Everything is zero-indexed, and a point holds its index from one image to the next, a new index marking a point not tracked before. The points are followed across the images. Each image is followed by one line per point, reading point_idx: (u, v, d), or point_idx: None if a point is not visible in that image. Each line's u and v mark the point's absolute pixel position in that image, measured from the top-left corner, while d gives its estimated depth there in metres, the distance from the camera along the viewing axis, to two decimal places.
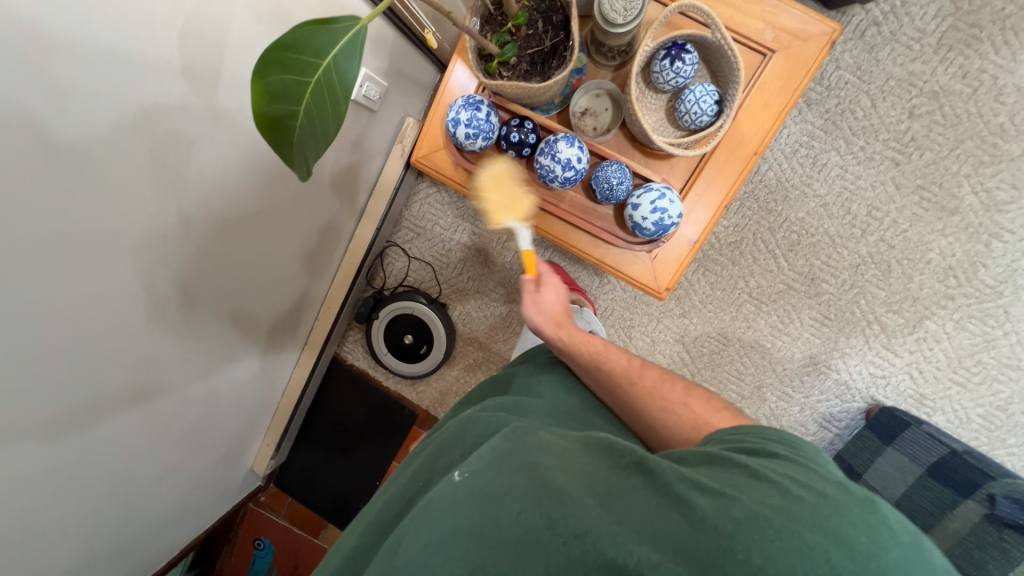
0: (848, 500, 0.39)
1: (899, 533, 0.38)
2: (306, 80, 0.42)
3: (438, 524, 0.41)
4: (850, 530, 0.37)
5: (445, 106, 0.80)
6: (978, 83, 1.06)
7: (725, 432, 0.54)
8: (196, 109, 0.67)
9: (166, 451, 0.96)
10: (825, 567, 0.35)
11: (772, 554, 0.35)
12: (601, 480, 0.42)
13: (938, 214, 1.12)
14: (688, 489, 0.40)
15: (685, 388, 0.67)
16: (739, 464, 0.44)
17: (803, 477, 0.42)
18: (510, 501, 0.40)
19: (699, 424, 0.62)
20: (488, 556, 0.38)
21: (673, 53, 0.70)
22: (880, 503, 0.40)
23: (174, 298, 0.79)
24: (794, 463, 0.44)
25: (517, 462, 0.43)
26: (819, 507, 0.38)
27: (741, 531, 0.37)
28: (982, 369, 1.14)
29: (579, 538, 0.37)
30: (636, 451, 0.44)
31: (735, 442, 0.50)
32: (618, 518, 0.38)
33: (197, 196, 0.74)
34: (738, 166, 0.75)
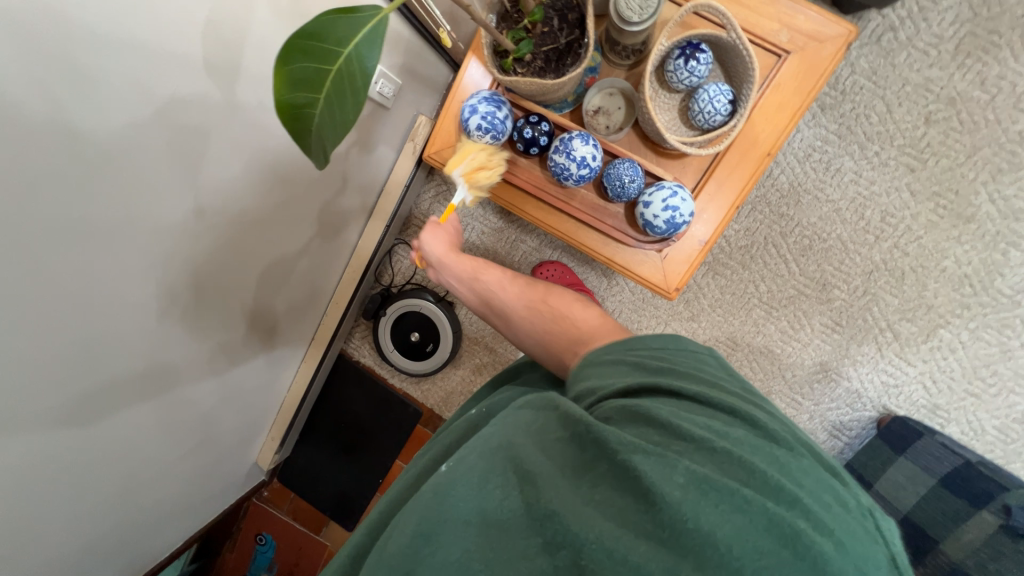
0: (759, 445, 0.43)
1: (793, 458, 0.43)
2: (327, 67, 0.42)
3: (423, 515, 0.39)
4: (776, 475, 0.39)
5: (458, 103, 0.81)
6: (997, 89, 1.05)
7: (616, 357, 0.56)
8: (213, 100, 0.68)
9: (174, 441, 0.97)
10: (772, 525, 0.36)
11: (724, 518, 0.36)
12: (567, 459, 0.41)
13: (954, 222, 1.10)
14: (635, 457, 0.39)
15: (550, 290, 0.75)
16: (665, 420, 0.43)
17: (719, 427, 0.44)
18: (493, 487, 0.40)
19: (558, 317, 0.71)
20: (471, 545, 0.38)
21: (688, 52, 0.70)
22: (767, 425, 0.45)
23: (186, 288, 0.80)
24: (703, 407, 0.46)
25: (494, 443, 0.43)
26: (750, 462, 0.40)
27: (690, 497, 0.36)
28: (998, 380, 1.12)
29: (550, 519, 0.37)
30: (578, 420, 0.42)
31: (633, 376, 0.51)
32: (584, 497, 0.38)
33: (214, 188, 0.75)
34: (751, 167, 0.75)
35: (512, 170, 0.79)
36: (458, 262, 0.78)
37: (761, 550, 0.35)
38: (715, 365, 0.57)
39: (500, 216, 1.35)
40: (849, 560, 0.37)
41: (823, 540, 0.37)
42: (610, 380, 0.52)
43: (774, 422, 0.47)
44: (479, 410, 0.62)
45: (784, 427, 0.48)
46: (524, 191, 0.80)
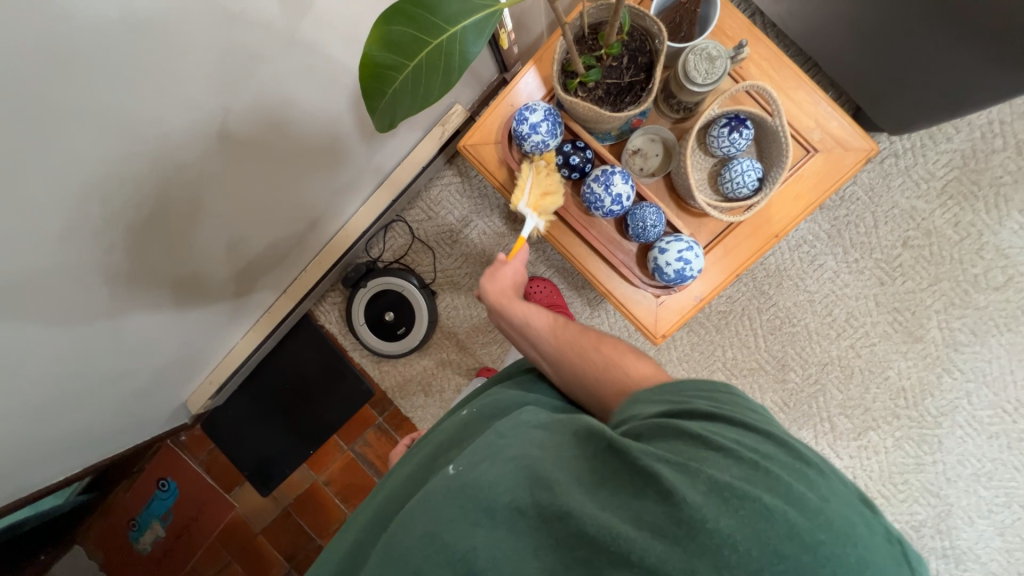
0: (787, 461, 0.43)
1: (828, 479, 0.43)
2: (425, 40, 0.42)
3: (433, 516, 0.44)
4: (797, 486, 0.41)
5: (507, 106, 0.82)
6: (966, 234, 1.18)
7: (659, 391, 0.56)
8: (273, 28, 0.68)
9: (114, 360, 0.91)
10: (788, 531, 0.38)
11: (741, 522, 0.38)
12: (585, 469, 0.45)
13: (904, 338, 1.22)
14: (656, 463, 0.43)
15: (599, 338, 0.71)
16: (695, 435, 0.46)
17: (748, 442, 0.45)
18: (503, 491, 0.43)
19: (610, 364, 0.67)
20: (484, 542, 0.42)
21: (733, 124, 0.75)
22: (797, 444, 0.45)
23: (186, 207, 0.76)
24: (736, 426, 0.47)
25: (508, 455, 0.47)
26: (771, 473, 0.41)
27: (709, 500, 0.39)
28: (907, 488, 1.22)
29: (564, 519, 0.41)
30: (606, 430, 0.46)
31: (667, 401, 0.53)
32: (599, 500, 0.42)
33: (244, 113, 0.73)
34: (758, 243, 0.80)
35: None
36: (509, 305, 0.77)
37: (780, 554, 0.37)
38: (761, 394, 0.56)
39: (506, 222, 1.36)
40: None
41: (842, 552, 0.38)
42: (646, 408, 0.54)
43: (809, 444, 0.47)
44: (473, 410, 0.67)
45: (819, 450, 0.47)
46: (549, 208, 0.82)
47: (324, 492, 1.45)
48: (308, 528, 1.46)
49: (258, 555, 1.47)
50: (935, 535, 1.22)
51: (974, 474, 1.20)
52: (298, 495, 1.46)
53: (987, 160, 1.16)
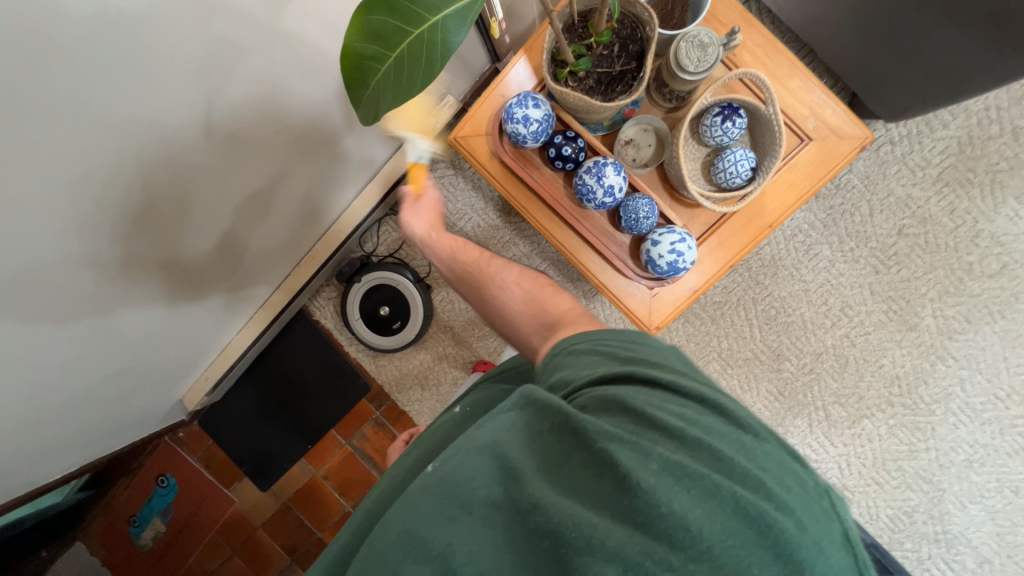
0: (729, 433, 0.44)
1: (765, 445, 0.44)
2: (407, 29, 0.41)
3: (411, 513, 0.44)
4: (739, 459, 0.42)
5: (498, 96, 0.81)
6: (961, 221, 1.18)
7: (590, 345, 0.56)
8: (256, 19, 0.66)
9: (106, 359, 0.90)
10: (735, 506, 0.39)
11: (693, 503, 0.39)
12: (548, 453, 0.45)
13: (899, 326, 1.22)
14: (608, 444, 0.42)
15: (520, 272, 0.80)
16: (641, 408, 0.45)
17: (690, 413, 0.45)
18: (478, 485, 0.43)
19: (528, 297, 0.74)
20: (459, 537, 0.42)
21: (726, 113, 0.74)
22: (737, 412, 0.46)
23: (174, 205, 0.75)
24: (676, 394, 0.48)
25: (481, 442, 0.46)
26: (715, 447, 0.42)
27: (662, 483, 0.39)
28: (900, 475, 1.24)
29: (534, 510, 0.41)
30: (557, 411, 0.45)
31: (607, 365, 0.52)
32: (564, 489, 0.42)
33: (229, 110, 0.72)
34: (752, 233, 0.79)
35: (535, 175, 0.80)
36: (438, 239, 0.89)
37: (730, 532, 0.38)
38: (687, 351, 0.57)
39: (500, 214, 1.35)
40: (812, 542, 0.39)
41: (788, 522, 0.39)
42: (583, 369, 0.53)
43: (749, 411, 0.48)
44: (467, 407, 0.68)
45: (760, 416, 0.48)
46: (540, 200, 0.82)
47: (321, 486, 1.46)
48: (307, 522, 1.47)
49: (257, 549, 1.48)
50: (928, 521, 1.23)
51: (967, 460, 1.22)
52: (297, 489, 1.47)
53: (984, 146, 1.16)
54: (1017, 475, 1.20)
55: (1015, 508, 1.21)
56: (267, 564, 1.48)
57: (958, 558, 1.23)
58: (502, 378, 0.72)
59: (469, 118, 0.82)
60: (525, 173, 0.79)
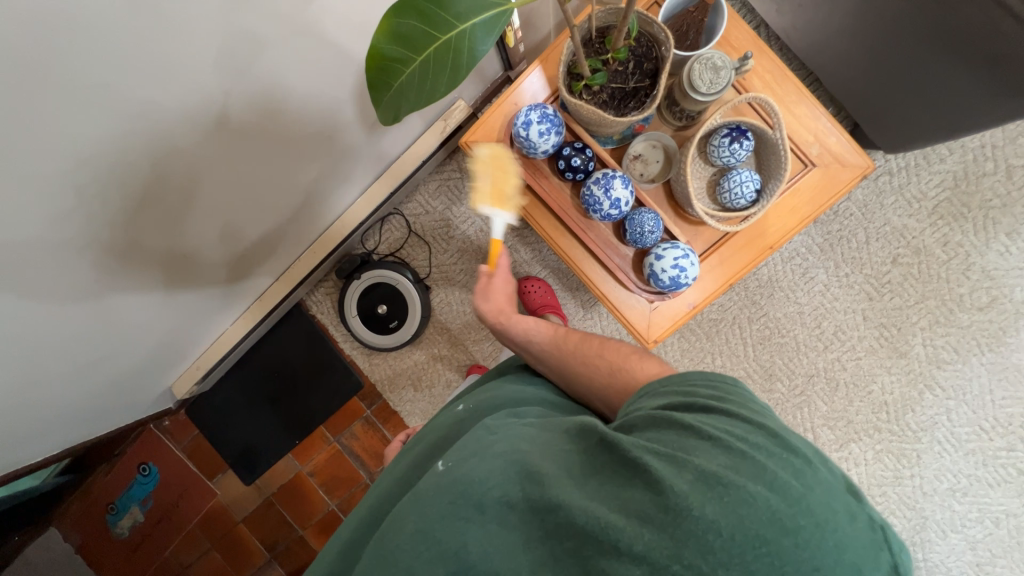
0: (777, 450, 0.44)
1: (818, 468, 0.44)
2: (435, 35, 0.42)
3: (422, 514, 0.46)
4: (783, 474, 0.42)
5: (511, 104, 0.82)
6: (954, 254, 1.21)
7: (664, 383, 0.58)
8: (276, 12, 0.67)
9: (99, 342, 0.89)
10: (770, 516, 0.40)
11: (724, 509, 0.40)
12: (574, 461, 0.47)
13: (889, 353, 1.24)
14: (644, 454, 0.44)
15: (603, 342, 0.74)
16: (688, 425, 0.48)
17: (740, 431, 0.47)
18: (492, 487, 0.45)
19: (614, 369, 0.70)
20: (475, 535, 0.44)
21: (734, 135, 0.75)
22: (789, 433, 0.47)
23: (183, 189, 0.76)
24: (731, 416, 0.49)
25: (498, 449, 0.49)
26: (758, 462, 0.43)
27: (695, 489, 0.41)
28: (884, 500, 1.25)
29: (553, 511, 0.43)
30: (597, 428, 0.48)
31: (670, 397, 0.55)
32: (587, 492, 0.44)
33: (243, 101, 0.72)
34: (752, 254, 0.81)
35: (544, 184, 0.80)
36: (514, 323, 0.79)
37: (762, 539, 0.39)
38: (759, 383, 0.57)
39: None
40: (847, 559, 0.40)
41: (822, 536, 0.40)
42: (647, 402, 0.56)
43: (805, 437, 0.48)
44: (468, 407, 0.68)
45: (815, 442, 0.48)
46: (548, 209, 0.82)
47: (307, 483, 1.44)
48: (290, 518, 1.45)
49: (238, 544, 1.46)
50: (909, 547, 1.24)
51: (950, 489, 1.23)
52: (281, 485, 1.45)
53: (978, 182, 1.19)
54: (998, 506, 1.22)
55: (994, 539, 1.22)
56: (246, 559, 1.46)
57: None
58: (508, 379, 0.74)
59: (480, 126, 0.83)
60: (535, 182, 0.80)
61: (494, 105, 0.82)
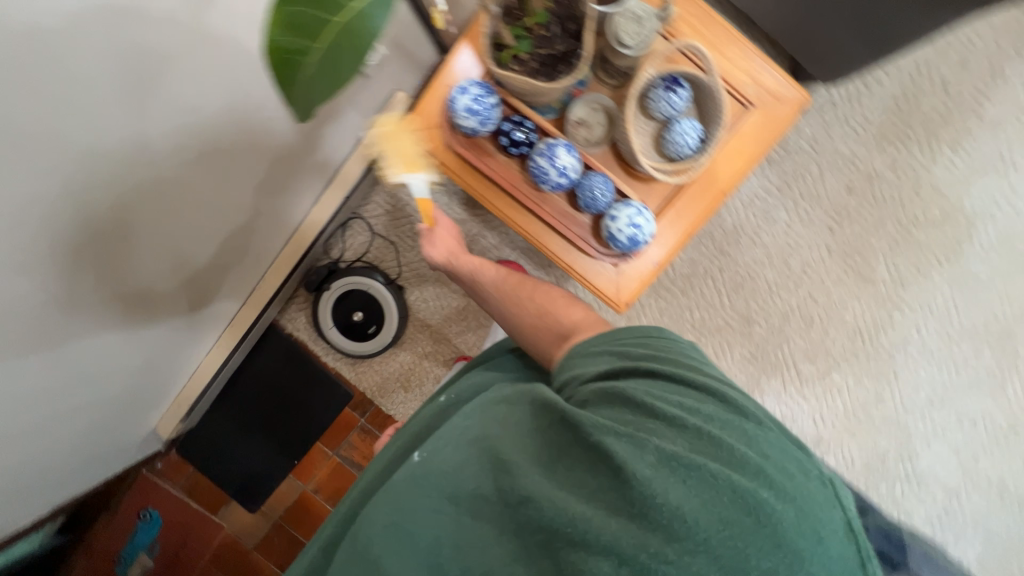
0: (728, 420, 0.51)
1: (766, 434, 0.50)
2: (329, 17, 0.40)
3: (399, 506, 0.49)
4: (739, 448, 0.47)
5: (445, 86, 0.80)
6: (904, 175, 1.24)
7: (599, 343, 0.64)
8: (178, 23, 0.63)
9: (63, 397, 0.86)
10: (731, 494, 0.44)
11: (688, 493, 0.44)
12: (543, 449, 0.49)
13: (856, 281, 1.28)
14: (607, 437, 0.47)
15: (536, 288, 0.81)
16: (641, 400, 0.52)
17: (691, 403, 0.52)
18: (467, 477, 0.49)
19: (546, 312, 0.76)
20: (449, 528, 0.47)
21: (670, 85, 0.76)
22: (737, 401, 0.53)
23: (115, 233, 0.72)
24: (680, 385, 0.55)
25: (471, 436, 0.52)
26: (713, 437, 0.48)
27: (659, 474, 0.44)
28: (869, 421, 1.30)
29: (524, 503, 0.46)
30: (556, 411, 0.51)
31: (612, 361, 0.60)
32: (557, 482, 0.47)
33: (162, 123, 0.69)
34: (707, 202, 0.81)
35: (490, 163, 0.79)
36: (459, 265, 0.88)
37: (727, 521, 0.43)
38: (694, 344, 0.64)
39: (465, 208, 1.35)
40: (804, 526, 0.44)
41: (781, 506, 0.45)
42: (592, 367, 0.61)
43: (749, 400, 0.54)
44: (450, 396, 0.70)
45: (760, 406, 0.54)
46: (499, 187, 0.81)
47: (313, 501, 1.43)
48: (301, 538, 1.44)
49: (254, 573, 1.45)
50: (898, 462, 1.30)
51: (929, 400, 1.28)
52: (287, 507, 1.44)
53: (917, 101, 1.21)
54: (975, 409, 1.28)
55: (976, 440, 1.28)
56: None
57: (928, 493, 1.29)
58: (482, 367, 0.76)
59: (418, 110, 0.81)
60: (481, 162, 0.79)
61: (428, 88, 0.80)
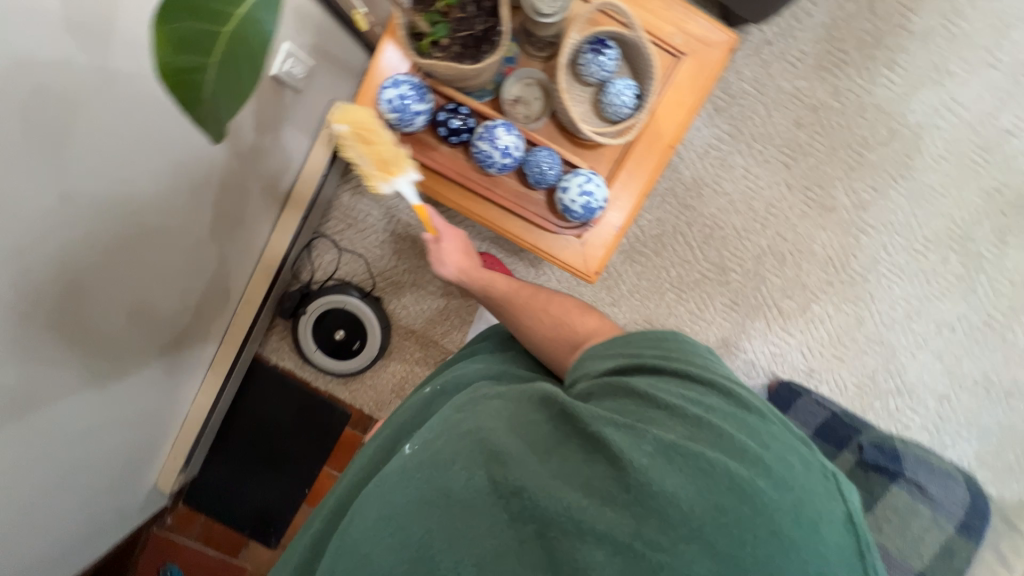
0: (731, 412, 0.51)
1: (770, 429, 0.50)
2: (217, 28, 0.39)
3: (388, 502, 0.47)
4: (739, 438, 0.47)
5: (375, 86, 0.78)
6: (847, 100, 1.26)
7: (605, 346, 0.64)
8: (80, 65, 0.61)
9: (46, 471, 0.83)
10: (729, 480, 0.43)
11: (685, 481, 0.43)
12: (538, 438, 0.48)
13: (820, 211, 1.30)
14: (605, 427, 0.47)
15: (550, 297, 0.80)
16: (645, 393, 0.53)
17: (694, 396, 0.52)
18: (458, 470, 0.46)
19: (560, 322, 0.75)
20: (435, 522, 0.44)
21: (597, 47, 0.76)
22: (741, 397, 0.53)
23: (57, 292, 0.69)
24: (685, 381, 0.55)
25: (463, 429, 0.50)
26: (714, 426, 0.48)
27: (654, 462, 0.44)
28: (855, 345, 1.33)
29: (518, 494, 0.44)
30: (555, 401, 0.51)
31: (619, 360, 0.61)
32: (552, 471, 0.45)
33: (84, 171, 0.66)
34: (656, 157, 0.81)
35: (434, 156, 0.78)
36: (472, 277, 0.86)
37: (722, 508, 0.42)
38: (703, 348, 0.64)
39: None
40: (804, 519, 0.43)
41: (780, 496, 0.44)
42: (599, 366, 0.62)
43: (754, 397, 0.54)
44: (435, 387, 0.69)
45: (765, 403, 0.54)
46: (448, 179, 0.80)
47: None
48: None
49: None
50: (888, 379, 1.33)
51: (907, 314, 1.32)
52: None
53: (846, 26, 1.23)
54: (951, 315, 1.32)
55: (957, 344, 1.32)
56: None
57: (920, 402, 1.34)
58: (463, 362, 0.77)
59: (355, 115, 0.79)
60: (424, 157, 0.78)
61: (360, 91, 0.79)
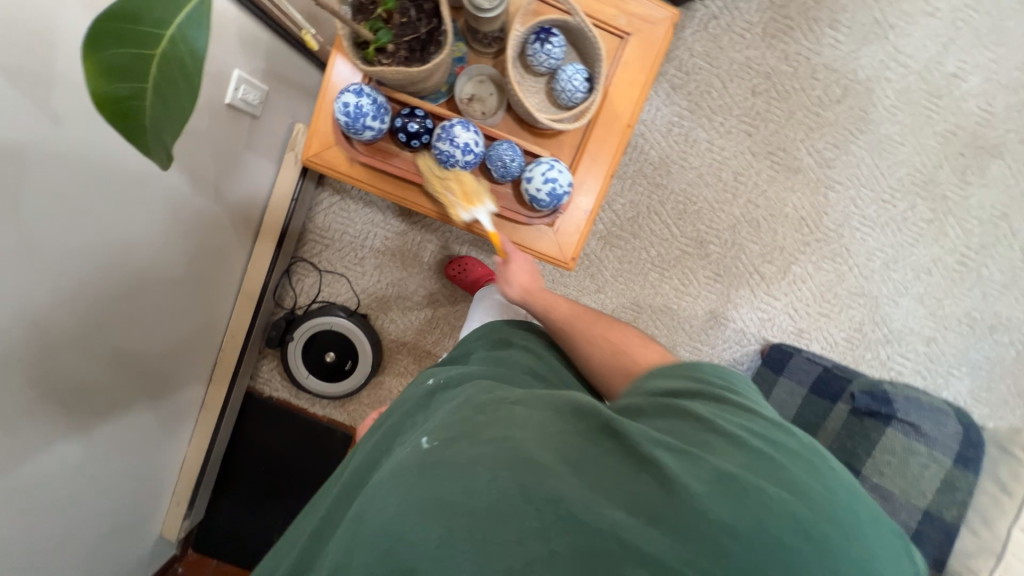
0: (788, 449, 0.51)
1: (825, 470, 0.51)
2: (148, 53, 0.39)
3: (403, 497, 0.45)
4: (797, 474, 0.48)
5: (330, 101, 0.79)
6: (797, 64, 1.29)
7: (667, 371, 0.64)
8: (27, 112, 0.60)
9: (40, 533, 0.81)
10: (788, 515, 0.44)
11: (739, 509, 0.43)
12: (572, 448, 0.47)
13: (786, 174, 1.32)
14: (659, 450, 0.47)
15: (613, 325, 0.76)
16: (703, 420, 0.53)
17: (753, 430, 0.53)
18: (481, 470, 0.44)
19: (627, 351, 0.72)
20: (456, 524, 0.42)
21: (542, 37, 0.77)
22: (796, 437, 0.54)
23: (25, 344, 0.67)
24: (742, 414, 0.56)
25: (488, 436, 0.48)
26: (773, 460, 0.49)
27: (711, 491, 0.44)
28: (839, 300, 1.35)
29: (552, 504, 0.42)
30: (606, 415, 0.50)
31: (675, 385, 0.61)
32: (591, 485, 0.44)
33: (43, 218, 0.65)
34: (617, 138, 0.82)
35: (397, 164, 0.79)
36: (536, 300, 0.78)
37: (780, 542, 0.43)
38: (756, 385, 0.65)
39: (402, 219, 1.34)
40: (853, 560, 0.44)
41: (832, 535, 0.44)
42: (650, 387, 0.62)
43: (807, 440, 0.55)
44: (438, 379, 0.67)
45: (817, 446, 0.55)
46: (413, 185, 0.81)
47: None
48: None
49: None
50: (875, 329, 1.36)
51: (884, 263, 1.35)
52: None
53: None
54: (926, 258, 1.34)
55: (936, 286, 1.35)
56: None
57: (909, 347, 1.36)
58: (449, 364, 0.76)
59: (312, 135, 0.80)
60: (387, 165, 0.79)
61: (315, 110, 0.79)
